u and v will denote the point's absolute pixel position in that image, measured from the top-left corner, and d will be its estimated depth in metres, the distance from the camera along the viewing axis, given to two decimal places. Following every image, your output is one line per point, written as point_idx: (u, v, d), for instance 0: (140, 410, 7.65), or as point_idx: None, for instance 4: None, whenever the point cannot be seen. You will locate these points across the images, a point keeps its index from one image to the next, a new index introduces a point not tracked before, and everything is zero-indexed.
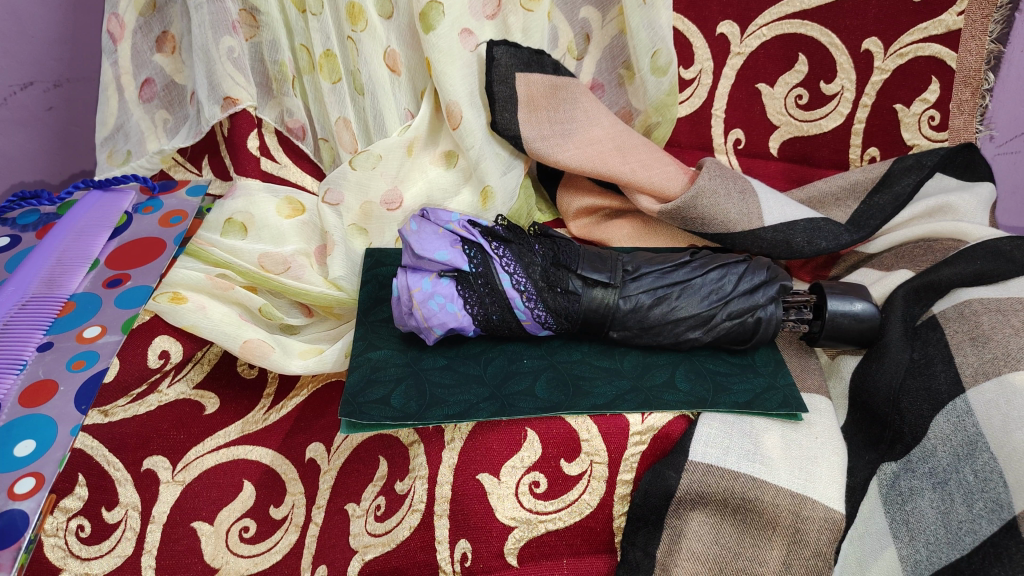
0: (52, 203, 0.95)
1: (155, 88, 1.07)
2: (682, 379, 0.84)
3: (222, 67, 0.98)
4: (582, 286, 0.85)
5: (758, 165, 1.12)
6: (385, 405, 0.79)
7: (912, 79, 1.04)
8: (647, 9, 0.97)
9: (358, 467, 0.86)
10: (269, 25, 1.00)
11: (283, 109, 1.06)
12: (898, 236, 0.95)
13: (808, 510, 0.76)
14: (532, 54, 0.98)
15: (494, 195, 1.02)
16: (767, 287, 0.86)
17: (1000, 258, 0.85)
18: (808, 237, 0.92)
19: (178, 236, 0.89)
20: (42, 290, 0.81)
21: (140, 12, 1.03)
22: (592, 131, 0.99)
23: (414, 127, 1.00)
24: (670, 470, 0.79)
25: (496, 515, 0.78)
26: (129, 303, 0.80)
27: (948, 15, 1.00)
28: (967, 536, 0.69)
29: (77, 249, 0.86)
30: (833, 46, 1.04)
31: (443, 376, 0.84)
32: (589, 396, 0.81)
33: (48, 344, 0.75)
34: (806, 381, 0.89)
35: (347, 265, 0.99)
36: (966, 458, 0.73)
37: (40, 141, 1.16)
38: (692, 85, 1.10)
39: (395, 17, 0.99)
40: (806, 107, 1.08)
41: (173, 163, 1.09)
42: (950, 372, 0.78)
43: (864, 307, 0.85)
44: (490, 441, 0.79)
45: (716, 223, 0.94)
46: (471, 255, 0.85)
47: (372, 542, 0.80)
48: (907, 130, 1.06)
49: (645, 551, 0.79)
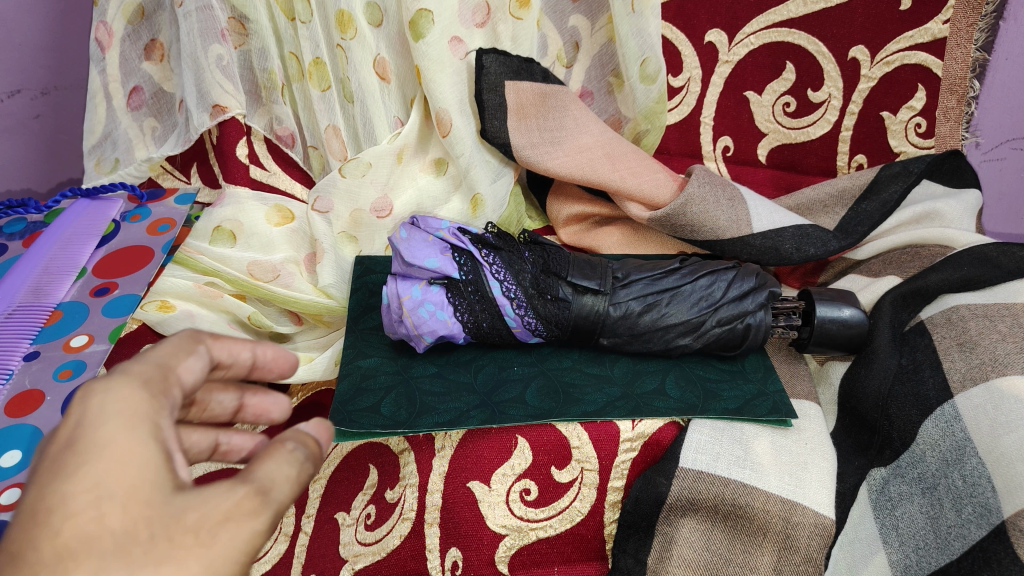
0: (39, 211, 0.95)
1: (143, 96, 1.07)
2: (672, 386, 0.85)
3: (211, 75, 0.98)
4: (573, 293, 0.85)
5: (746, 172, 1.13)
6: (374, 414, 0.79)
7: (899, 87, 1.05)
8: (636, 17, 0.97)
9: (347, 476, 0.85)
10: (259, 33, 1.00)
11: (272, 116, 1.07)
12: (885, 243, 0.96)
13: (798, 516, 0.76)
14: (522, 62, 0.98)
15: (484, 203, 1.02)
16: (756, 294, 0.86)
17: (986, 265, 0.85)
18: (797, 245, 0.92)
19: (166, 243, 0.89)
20: (28, 298, 0.80)
21: (128, 20, 1.02)
22: (581, 139, 0.99)
23: (403, 135, 1.00)
24: (660, 477, 0.79)
25: (486, 523, 0.78)
26: (117, 311, 0.79)
27: (933, 23, 1.01)
28: (956, 542, 0.70)
29: (65, 256, 0.86)
30: (820, 55, 1.05)
31: (433, 385, 0.84)
32: (579, 403, 0.81)
33: (35, 353, 0.74)
34: (795, 387, 0.89)
35: (337, 273, 0.99)
36: (955, 464, 0.72)
37: (27, 148, 1.16)
38: (681, 93, 1.11)
39: (384, 25, 0.98)
40: (794, 115, 1.09)
41: (161, 171, 1.09)
42: (938, 379, 0.79)
43: (853, 313, 0.85)
44: (480, 450, 0.78)
45: (705, 230, 0.94)
46: (462, 263, 0.85)
47: (363, 551, 0.79)
48: (894, 138, 1.07)
49: (635, 559, 0.80)
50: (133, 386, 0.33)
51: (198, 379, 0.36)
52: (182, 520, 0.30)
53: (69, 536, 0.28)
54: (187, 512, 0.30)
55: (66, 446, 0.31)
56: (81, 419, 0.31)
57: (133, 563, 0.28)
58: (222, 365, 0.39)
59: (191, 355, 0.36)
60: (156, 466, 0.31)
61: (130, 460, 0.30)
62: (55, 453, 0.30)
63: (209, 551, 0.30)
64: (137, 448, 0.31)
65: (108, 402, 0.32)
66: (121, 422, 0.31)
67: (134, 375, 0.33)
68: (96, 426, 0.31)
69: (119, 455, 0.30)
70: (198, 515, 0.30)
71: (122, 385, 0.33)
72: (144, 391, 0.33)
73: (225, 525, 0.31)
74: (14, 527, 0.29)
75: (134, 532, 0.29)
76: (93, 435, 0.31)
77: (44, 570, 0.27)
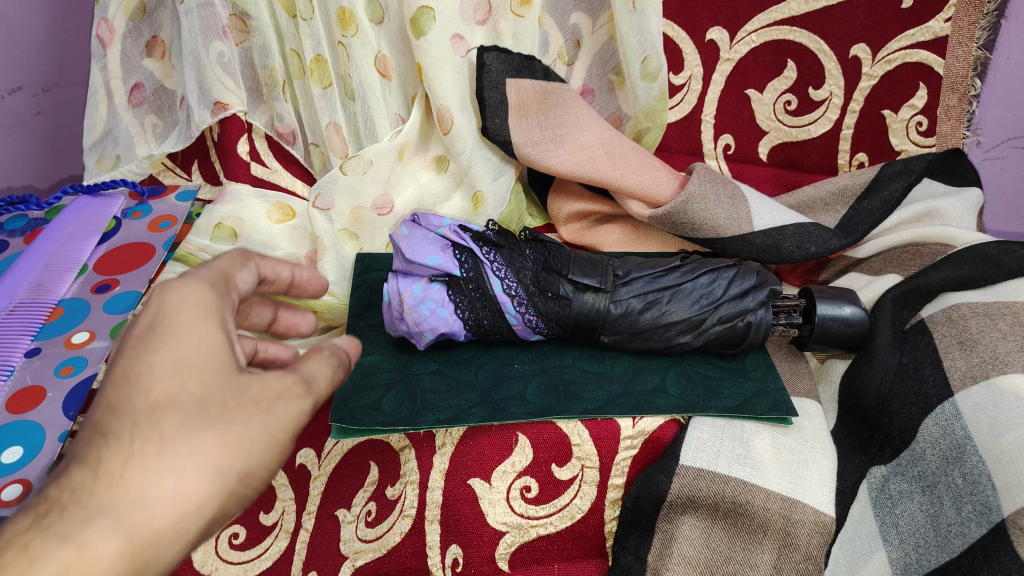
0: (41, 208, 0.95)
1: (144, 93, 1.07)
2: (673, 383, 0.85)
3: (212, 72, 0.98)
4: (573, 291, 0.85)
5: (748, 170, 1.13)
6: (375, 411, 0.80)
7: (900, 86, 1.05)
8: (637, 15, 0.97)
9: (349, 472, 0.84)
10: (260, 30, 1.00)
11: (273, 113, 1.07)
12: (886, 241, 0.96)
13: (798, 513, 0.75)
14: (523, 60, 0.98)
15: (485, 201, 1.03)
16: (757, 291, 0.86)
17: (987, 263, 0.86)
18: (798, 242, 0.92)
19: (167, 241, 0.89)
20: (29, 295, 0.80)
21: (129, 17, 1.02)
22: (582, 137, 0.99)
23: (404, 133, 0.99)
24: (660, 474, 0.79)
25: (486, 520, 0.78)
26: (119, 307, 0.79)
27: (935, 21, 1.01)
28: (956, 539, 0.69)
29: (66, 253, 0.86)
30: (821, 53, 1.05)
31: (433, 382, 0.84)
32: (580, 401, 0.81)
33: (36, 349, 0.74)
34: (796, 385, 0.89)
35: (338, 271, 1.00)
36: (955, 462, 0.72)
37: (27, 145, 1.16)
38: (682, 91, 1.11)
39: (386, 22, 0.97)
40: (795, 113, 1.09)
41: (163, 168, 1.10)
42: (939, 377, 0.79)
43: (853, 311, 0.85)
44: (481, 447, 0.79)
45: (706, 228, 0.94)
46: (462, 260, 0.85)
47: (364, 548, 0.79)
48: (895, 136, 1.07)
49: (636, 556, 0.79)
50: (201, 285, 0.42)
51: (248, 288, 0.47)
52: (248, 393, 0.40)
53: (160, 393, 0.38)
54: (250, 388, 0.41)
55: (151, 326, 0.40)
56: (160, 309, 0.40)
57: (212, 417, 0.39)
58: (267, 280, 0.50)
59: (244, 270, 0.46)
60: (223, 350, 0.40)
61: (203, 342, 0.40)
62: (144, 331, 0.40)
63: (267, 417, 0.40)
64: (209, 333, 0.40)
65: (182, 296, 0.41)
66: (194, 314, 0.41)
67: (203, 278, 0.42)
68: (177, 314, 0.40)
69: (196, 338, 0.40)
70: (259, 391, 0.41)
71: (194, 284, 0.42)
72: (212, 291, 0.42)
73: (280, 402, 0.41)
74: (115, 382, 0.38)
75: (209, 396, 0.39)
76: (174, 321, 0.40)
77: (141, 415, 0.37)
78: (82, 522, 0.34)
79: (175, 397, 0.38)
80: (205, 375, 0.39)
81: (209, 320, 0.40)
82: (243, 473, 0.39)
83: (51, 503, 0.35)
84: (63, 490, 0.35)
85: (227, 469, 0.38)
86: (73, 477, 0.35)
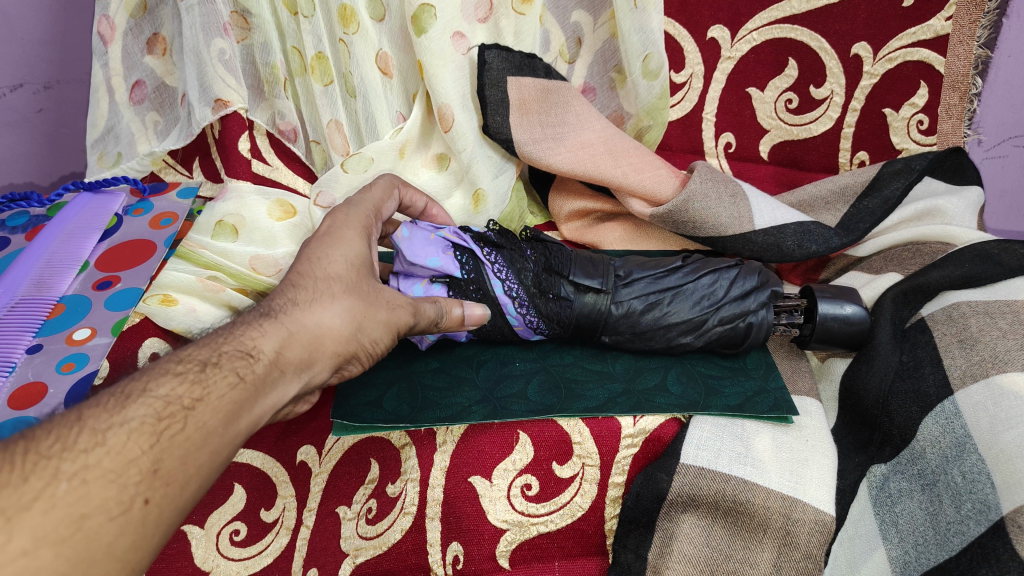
0: (43, 205, 0.95)
1: (145, 90, 1.07)
2: (673, 383, 0.85)
3: (213, 69, 0.98)
4: (574, 292, 0.85)
5: (749, 168, 1.13)
6: (376, 408, 0.82)
7: (901, 84, 1.05)
8: (638, 13, 0.96)
9: (350, 470, 0.83)
10: (261, 27, 1.01)
11: (274, 111, 1.08)
12: (888, 240, 0.96)
13: (798, 512, 0.75)
14: (524, 58, 0.98)
15: (485, 199, 1.02)
16: (757, 293, 0.86)
17: (986, 262, 0.86)
18: (799, 241, 0.92)
19: (168, 237, 0.88)
20: (31, 291, 0.80)
21: (131, 14, 1.03)
22: (583, 135, 0.99)
23: (404, 131, 1.00)
24: (661, 473, 0.79)
25: (487, 518, 0.78)
26: (120, 304, 0.79)
27: (936, 20, 1.00)
28: (955, 537, 0.69)
29: (68, 250, 0.86)
30: (822, 51, 1.05)
31: (434, 379, 0.85)
32: (580, 400, 0.81)
33: (38, 345, 0.74)
34: (797, 384, 0.89)
35: None
36: (955, 459, 0.72)
37: (29, 142, 1.16)
38: (683, 89, 1.12)
39: (386, 19, 0.97)
40: (796, 111, 1.09)
41: (165, 165, 1.09)
42: (939, 375, 0.79)
43: (855, 310, 0.84)
44: (482, 445, 0.79)
45: (707, 227, 0.94)
46: (463, 261, 0.84)
47: (364, 545, 0.79)
48: (896, 134, 1.07)
49: (636, 554, 0.79)
50: (363, 213, 0.72)
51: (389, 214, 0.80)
52: (381, 293, 0.65)
53: (332, 270, 0.63)
54: (384, 293, 0.65)
55: (327, 231, 0.67)
56: (334, 223, 0.69)
57: (360, 293, 0.63)
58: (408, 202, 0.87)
59: (389, 200, 0.80)
60: (368, 257, 0.67)
61: (359, 250, 0.66)
62: (324, 233, 0.67)
63: (389, 317, 0.64)
64: (362, 244, 0.67)
65: (348, 219, 0.70)
66: (356, 230, 0.69)
67: (363, 209, 0.73)
68: (345, 229, 0.68)
69: (353, 244, 0.67)
70: (389, 297, 0.65)
71: (359, 211, 0.72)
72: (366, 220, 0.71)
73: (398, 310, 0.66)
74: (303, 258, 0.63)
75: (361, 283, 0.64)
76: (346, 231, 0.68)
77: (320, 279, 0.61)
78: (292, 318, 0.57)
79: (339, 276, 0.62)
80: (358, 268, 0.64)
81: (364, 237, 0.68)
82: (373, 339, 0.63)
83: (269, 308, 0.57)
84: (277, 305, 0.58)
85: (360, 334, 0.61)
86: (283, 299, 0.58)
